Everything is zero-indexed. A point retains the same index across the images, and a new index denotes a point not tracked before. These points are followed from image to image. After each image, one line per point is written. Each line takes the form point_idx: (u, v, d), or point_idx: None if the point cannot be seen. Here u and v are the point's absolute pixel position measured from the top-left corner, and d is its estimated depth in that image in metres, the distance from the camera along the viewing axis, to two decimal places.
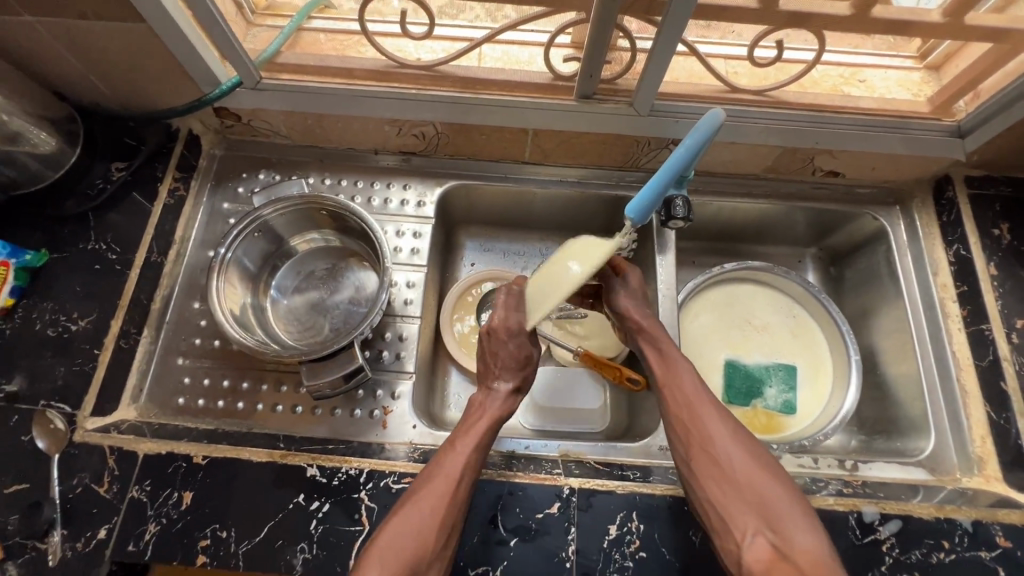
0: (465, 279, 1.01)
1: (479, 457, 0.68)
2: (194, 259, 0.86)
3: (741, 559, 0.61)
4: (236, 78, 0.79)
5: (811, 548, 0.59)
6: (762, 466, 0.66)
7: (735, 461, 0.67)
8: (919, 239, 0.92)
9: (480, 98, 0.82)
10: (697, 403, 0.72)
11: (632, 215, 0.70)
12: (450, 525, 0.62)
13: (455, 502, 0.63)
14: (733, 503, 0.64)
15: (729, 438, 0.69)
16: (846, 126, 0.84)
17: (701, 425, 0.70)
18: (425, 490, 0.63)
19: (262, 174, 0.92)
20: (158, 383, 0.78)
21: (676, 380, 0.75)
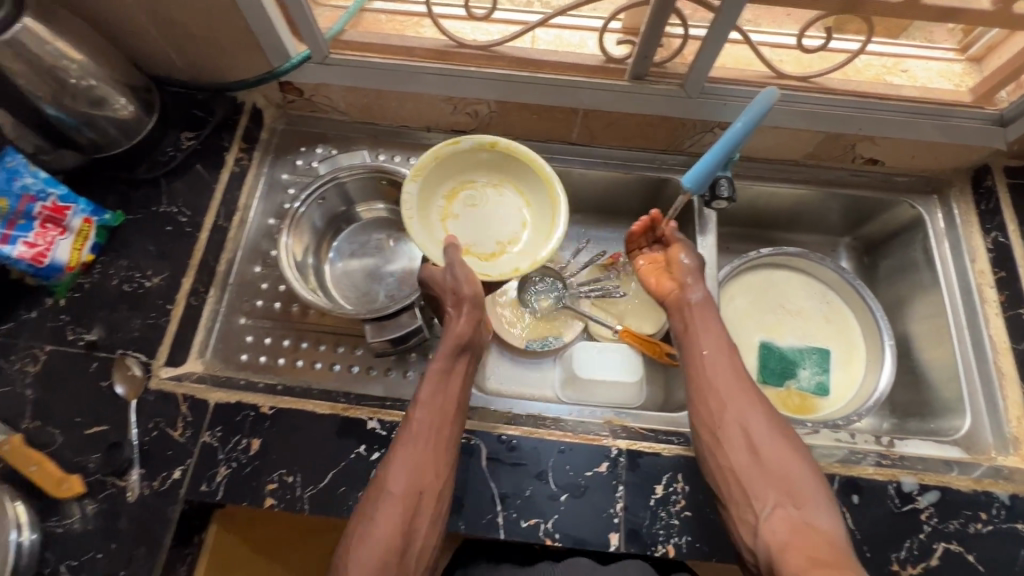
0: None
1: (437, 427, 0.68)
2: (256, 226, 0.90)
3: (758, 529, 0.64)
4: (306, 52, 0.84)
5: (829, 530, 0.62)
6: (786, 443, 0.68)
7: (764, 441, 0.68)
8: (957, 227, 0.94)
9: (535, 78, 0.85)
10: (730, 379, 0.73)
11: (689, 183, 0.76)
12: (421, 497, 0.64)
13: (427, 474, 0.65)
14: (753, 477, 0.66)
15: (761, 416, 0.70)
16: (888, 113, 0.86)
17: (727, 402, 0.71)
18: (398, 467, 0.65)
19: (319, 148, 0.96)
20: (222, 341, 0.82)
21: (713, 358, 0.76)
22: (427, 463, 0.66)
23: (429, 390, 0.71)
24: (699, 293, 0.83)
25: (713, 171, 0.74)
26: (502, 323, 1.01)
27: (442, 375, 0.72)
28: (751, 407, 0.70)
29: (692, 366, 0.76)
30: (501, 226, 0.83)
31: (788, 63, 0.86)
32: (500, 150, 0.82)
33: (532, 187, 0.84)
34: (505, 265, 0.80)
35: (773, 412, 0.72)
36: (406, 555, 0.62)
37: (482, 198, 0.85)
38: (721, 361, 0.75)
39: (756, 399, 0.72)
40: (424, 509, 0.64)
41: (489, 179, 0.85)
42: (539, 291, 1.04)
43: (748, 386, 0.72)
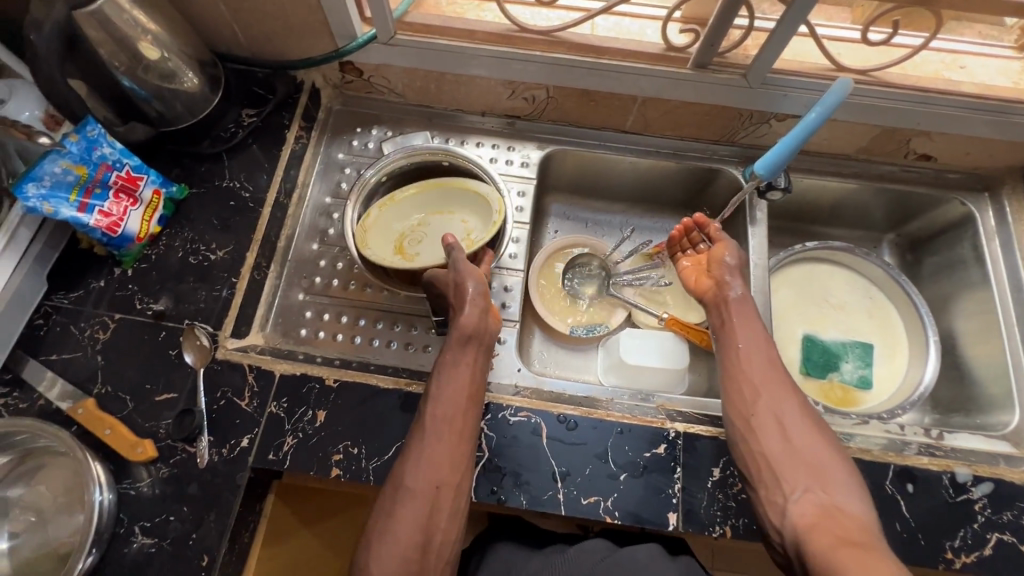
0: (554, 242, 1.05)
1: (449, 423, 0.68)
2: (314, 204, 0.91)
3: (788, 512, 0.65)
4: (372, 33, 0.84)
5: (860, 515, 0.62)
6: (815, 430, 0.70)
7: (796, 431, 0.70)
8: (1008, 225, 0.94)
9: (596, 64, 0.85)
10: (762, 370, 0.75)
11: (761, 170, 0.80)
12: (440, 492, 0.65)
13: (444, 470, 0.66)
14: (785, 459, 0.68)
15: (793, 405, 0.72)
16: (950, 108, 0.85)
17: (760, 391, 0.73)
18: (413, 464, 0.66)
19: (374, 129, 0.97)
20: (281, 316, 0.83)
21: (748, 350, 0.77)
22: (441, 460, 0.66)
23: (442, 388, 0.70)
24: (738, 288, 0.83)
25: (783, 161, 0.76)
26: (548, 311, 1.02)
27: (451, 368, 0.72)
28: (785, 398, 0.72)
29: (729, 355, 0.78)
30: (453, 232, 0.85)
31: (847, 56, 0.86)
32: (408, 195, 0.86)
33: (446, 197, 0.87)
34: (482, 240, 0.81)
35: (806, 403, 0.74)
36: (426, 552, 0.63)
37: (419, 231, 0.86)
38: (755, 350, 0.77)
39: (792, 390, 0.74)
40: (443, 504, 0.65)
41: (411, 219, 0.87)
42: (584, 279, 1.06)
43: (782, 376, 0.74)
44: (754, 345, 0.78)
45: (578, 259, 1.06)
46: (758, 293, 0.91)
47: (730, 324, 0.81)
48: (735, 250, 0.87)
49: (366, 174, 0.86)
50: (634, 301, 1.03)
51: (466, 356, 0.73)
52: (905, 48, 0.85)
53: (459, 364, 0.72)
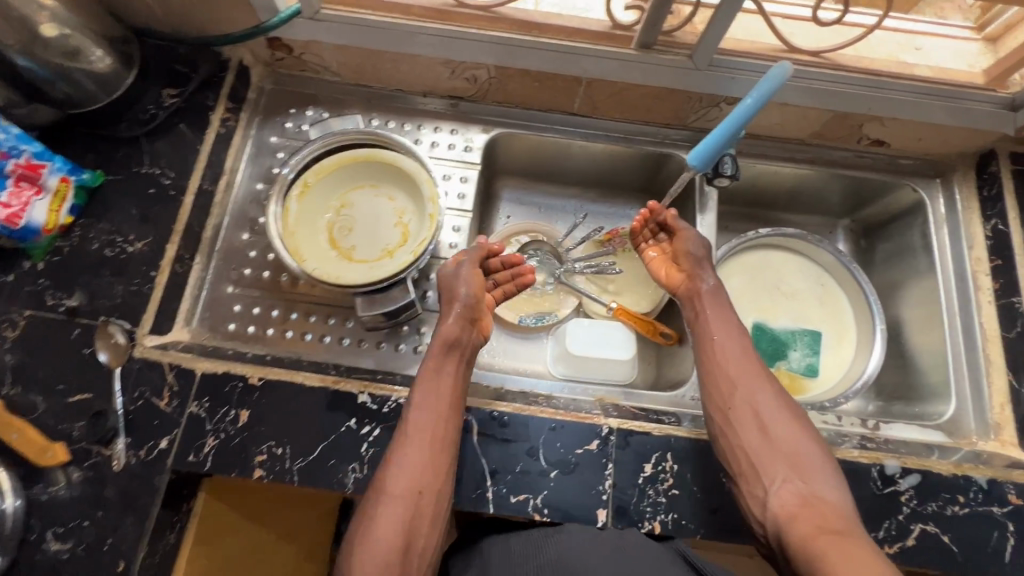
0: (505, 227, 1.04)
1: (423, 422, 0.67)
2: (244, 191, 0.87)
3: (769, 504, 0.65)
4: (295, 7, 0.79)
5: (837, 501, 0.63)
6: (792, 418, 0.70)
7: (773, 420, 0.70)
8: (957, 213, 0.92)
9: (538, 44, 0.81)
10: (737, 362, 0.75)
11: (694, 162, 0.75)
12: (422, 495, 0.64)
13: (427, 475, 0.65)
14: (763, 451, 0.68)
15: (770, 396, 0.72)
16: (901, 93, 0.83)
17: (738, 384, 0.73)
18: (403, 465, 0.65)
19: (309, 110, 0.92)
20: (209, 309, 0.80)
21: (723, 340, 0.77)
22: (426, 462, 0.65)
23: (423, 393, 0.69)
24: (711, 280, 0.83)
25: (715, 151, 0.72)
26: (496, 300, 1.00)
27: (434, 375, 0.71)
28: (760, 386, 0.72)
29: (703, 347, 0.78)
30: (384, 217, 0.79)
31: (800, 36, 0.83)
32: (317, 179, 0.78)
33: (369, 173, 0.80)
34: (419, 229, 0.77)
35: (782, 390, 0.74)
36: (409, 553, 0.61)
37: (344, 215, 0.78)
38: (731, 341, 0.77)
39: (765, 379, 0.73)
40: (426, 508, 0.64)
41: (331, 202, 0.79)
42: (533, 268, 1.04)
43: (757, 364, 0.74)
44: (730, 336, 0.77)
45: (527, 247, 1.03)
46: None
47: (707, 318, 0.80)
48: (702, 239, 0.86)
49: (282, 171, 0.77)
50: (584, 288, 1.01)
51: (447, 365, 0.72)
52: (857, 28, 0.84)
53: (439, 372, 0.71)
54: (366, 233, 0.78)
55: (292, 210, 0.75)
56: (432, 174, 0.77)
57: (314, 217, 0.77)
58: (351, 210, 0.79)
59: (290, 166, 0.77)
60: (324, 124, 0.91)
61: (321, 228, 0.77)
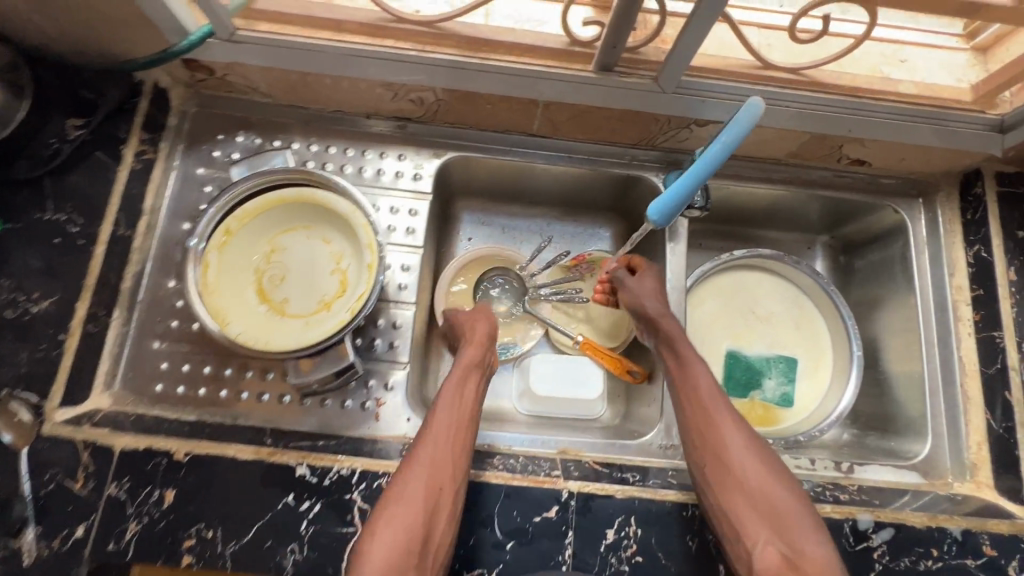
0: (469, 251, 0.95)
1: (451, 421, 0.68)
2: (166, 232, 0.78)
3: (752, 567, 0.60)
4: (207, 26, 0.69)
5: (821, 558, 0.59)
6: (771, 469, 0.66)
7: (750, 471, 0.65)
8: (939, 237, 0.87)
9: (488, 64, 0.72)
10: (717, 409, 0.70)
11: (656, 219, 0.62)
12: (441, 493, 0.63)
13: (448, 470, 0.64)
14: (744, 508, 0.63)
15: (748, 445, 0.67)
16: (884, 115, 0.77)
17: (718, 434, 0.68)
18: (426, 460, 0.64)
19: (239, 136, 0.83)
20: (133, 369, 0.73)
21: (693, 385, 0.72)
22: (447, 459, 0.65)
23: (449, 394, 0.71)
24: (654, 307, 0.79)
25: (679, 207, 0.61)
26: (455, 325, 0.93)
27: (457, 385, 0.72)
28: (732, 434, 0.67)
29: (680, 393, 0.73)
30: (319, 263, 0.72)
31: (777, 49, 0.75)
32: (239, 225, 0.69)
33: (300, 214, 0.72)
34: (357, 278, 0.69)
35: (755, 435, 0.69)
36: (426, 547, 0.59)
37: (274, 263, 0.71)
38: (709, 386, 0.72)
39: (740, 424, 0.68)
40: (443, 505, 0.62)
41: (259, 249, 0.70)
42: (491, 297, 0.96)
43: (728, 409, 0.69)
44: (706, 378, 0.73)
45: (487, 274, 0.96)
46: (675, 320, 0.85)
47: (683, 362, 0.75)
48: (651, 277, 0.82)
49: (190, 244, 0.66)
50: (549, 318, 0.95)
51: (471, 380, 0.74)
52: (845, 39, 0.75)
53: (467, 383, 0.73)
54: (302, 284, 0.71)
55: (212, 262, 0.66)
56: (369, 216, 0.69)
57: (241, 268, 0.69)
58: (282, 258, 0.71)
59: (201, 231, 0.67)
60: (249, 162, 0.80)
61: (250, 280, 0.69)
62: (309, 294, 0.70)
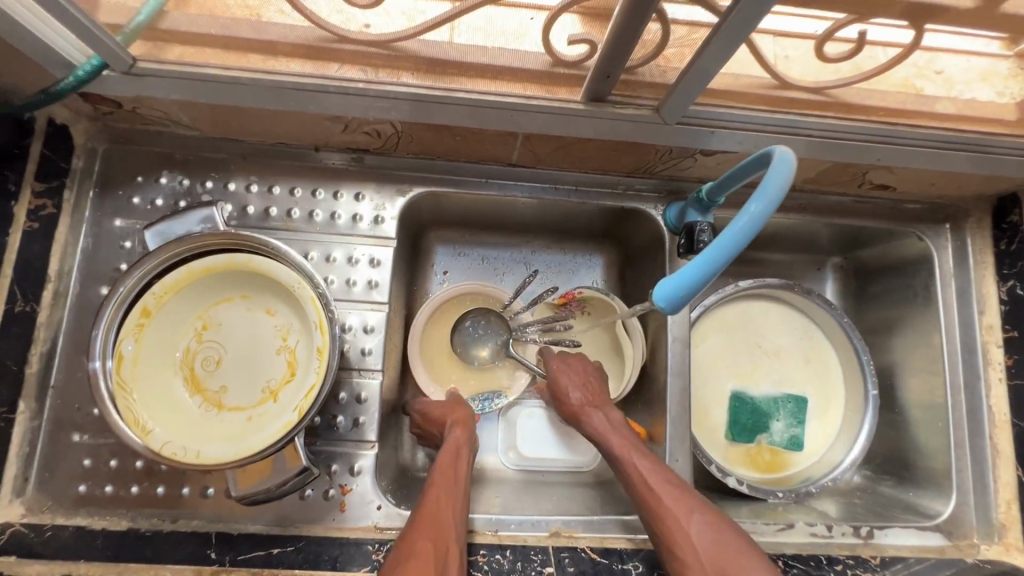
0: (444, 292, 0.81)
1: (449, 482, 0.64)
2: (81, 300, 0.66)
3: None
4: (98, 59, 0.55)
5: None
6: (734, 553, 0.58)
7: (708, 557, 0.58)
8: (967, 268, 0.79)
9: (455, 94, 0.60)
10: (666, 497, 0.63)
11: (666, 303, 0.50)
12: (449, 551, 0.57)
13: (451, 529, 0.59)
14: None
15: (706, 530, 0.60)
16: (916, 142, 0.66)
17: (671, 530, 0.61)
18: (431, 515, 0.60)
19: (163, 177, 0.70)
20: (50, 469, 0.63)
21: (632, 475, 0.66)
22: (449, 519, 0.60)
23: (446, 457, 0.67)
24: (578, 399, 0.74)
25: (698, 291, 0.49)
26: (427, 371, 0.80)
27: (452, 452, 0.68)
28: (679, 518, 0.61)
29: (630, 483, 0.66)
30: (261, 339, 0.60)
31: (795, 65, 0.57)
32: (159, 303, 0.57)
33: (236, 282, 0.60)
34: (307, 363, 0.58)
35: (706, 506, 0.62)
36: None
37: (207, 343, 0.59)
38: (650, 468, 0.66)
39: (687, 503, 0.62)
40: (452, 564, 0.56)
41: (187, 327, 0.59)
42: (471, 339, 0.82)
43: (670, 489, 0.63)
44: (652, 465, 0.66)
45: (466, 313, 0.82)
46: (675, 373, 0.76)
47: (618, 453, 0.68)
48: (572, 358, 0.78)
49: (93, 366, 0.53)
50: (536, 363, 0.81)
51: (460, 443, 0.69)
52: (890, 48, 0.56)
53: (460, 445, 0.69)
54: (242, 367, 0.59)
55: (130, 351, 0.55)
56: (318, 287, 0.58)
57: (167, 352, 0.57)
58: (216, 336, 0.60)
59: (114, 311, 0.55)
60: (162, 228, 0.61)
61: (179, 365, 0.58)
62: (251, 379, 0.59)
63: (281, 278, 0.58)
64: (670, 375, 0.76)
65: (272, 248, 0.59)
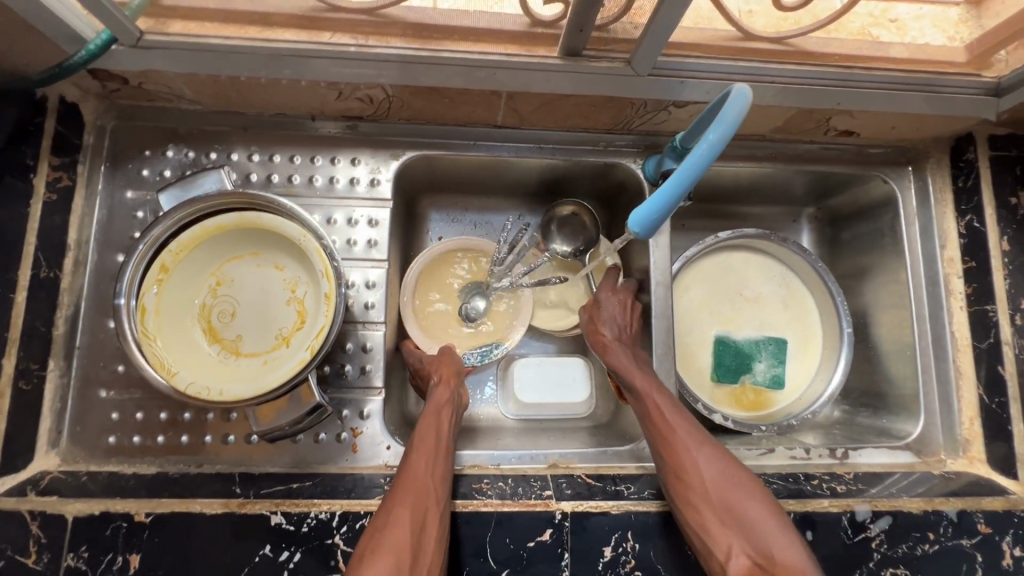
0: (440, 245, 0.84)
1: (429, 443, 0.65)
2: (99, 267, 0.71)
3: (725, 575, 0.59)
4: (107, 32, 0.59)
5: (790, 558, 0.57)
6: (738, 482, 0.64)
7: (709, 476, 0.64)
8: (929, 206, 0.84)
9: (442, 55, 0.64)
10: (678, 428, 0.68)
11: (635, 229, 0.57)
12: (427, 513, 0.58)
13: (430, 493, 0.60)
14: (712, 520, 0.61)
15: (713, 459, 0.66)
16: (873, 84, 0.71)
17: (677, 451, 0.67)
18: (412, 481, 0.60)
19: (169, 150, 0.75)
20: (81, 423, 0.68)
21: (653, 402, 0.71)
22: (428, 484, 0.61)
23: (427, 424, 0.68)
24: (612, 331, 0.79)
25: (666, 214, 0.56)
26: (420, 326, 0.83)
27: (434, 416, 0.69)
28: (693, 446, 0.66)
29: (647, 416, 0.71)
30: (271, 292, 0.65)
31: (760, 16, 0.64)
32: (176, 260, 0.61)
33: (245, 238, 0.65)
34: (316, 310, 0.63)
35: (715, 444, 0.68)
36: (417, 564, 0.54)
37: (222, 297, 0.64)
38: (667, 403, 0.71)
39: (700, 438, 0.68)
40: (431, 525, 0.58)
41: (202, 282, 0.63)
42: (567, 236, 0.88)
43: (688, 424, 0.69)
44: (671, 404, 0.71)
45: (585, 218, 0.87)
46: (660, 316, 0.81)
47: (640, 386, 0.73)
48: (625, 297, 0.82)
49: (119, 303, 0.59)
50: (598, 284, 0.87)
51: (444, 413, 0.69)
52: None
53: (442, 409, 0.70)
54: (256, 317, 0.64)
55: (152, 302, 0.59)
56: (322, 240, 0.62)
57: (186, 304, 0.62)
58: (231, 290, 0.64)
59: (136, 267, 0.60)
60: (177, 191, 0.71)
61: (197, 316, 0.63)
62: (265, 329, 0.64)
63: (290, 235, 0.63)
64: (655, 318, 0.81)
65: (281, 207, 0.64)
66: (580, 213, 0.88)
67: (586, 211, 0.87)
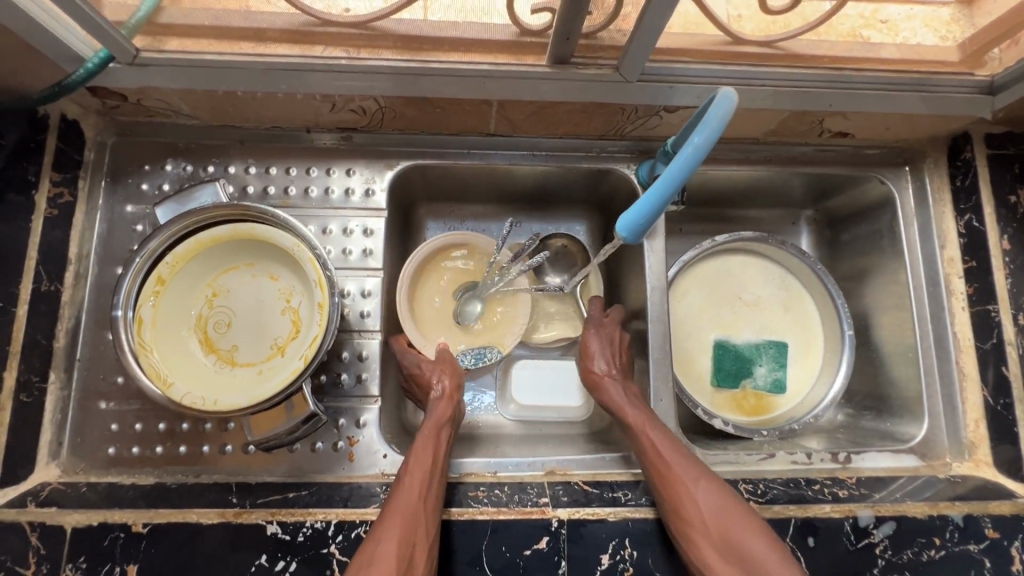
0: (441, 236, 0.83)
1: (422, 473, 0.63)
2: (99, 280, 0.72)
3: None
4: (105, 51, 0.60)
5: None
6: (738, 516, 0.61)
7: (707, 512, 0.62)
8: (927, 206, 0.84)
9: (431, 66, 0.65)
10: (672, 461, 0.66)
11: (623, 232, 0.58)
12: (415, 553, 0.56)
13: (420, 530, 0.58)
14: (710, 557, 0.60)
15: (709, 494, 0.63)
16: (864, 85, 0.70)
17: (672, 486, 0.64)
18: (398, 512, 0.59)
19: (168, 164, 0.76)
20: (81, 435, 0.69)
21: (647, 437, 0.69)
22: (420, 517, 0.59)
23: (421, 447, 0.66)
24: (602, 364, 0.78)
25: (653, 218, 0.56)
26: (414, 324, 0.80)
27: (433, 433, 0.68)
28: (688, 483, 0.64)
29: (642, 450, 0.69)
30: (266, 302, 0.66)
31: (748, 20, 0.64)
32: (172, 273, 0.62)
33: (241, 250, 0.65)
34: (311, 319, 0.64)
35: (714, 477, 0.65)
36: None
37: (218, 308, 0.65)
38: (662, 437, 0.69)
39: (697, 472, 0.65)
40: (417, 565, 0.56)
41: (198, 293, 0.64)
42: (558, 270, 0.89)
43: (684, 457, 0.66)
44: (667, 436, 0.69)
45: (570, 248, 0.90)
46: (657, 321, 0.80)
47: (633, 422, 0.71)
48: (614, 329, 0.81)
49: (117, 315, 0.60)
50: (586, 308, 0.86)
51: (438, 442, 0.67)
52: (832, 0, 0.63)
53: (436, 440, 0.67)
54: (252, 327, 0.65)
55: (149, 313, 0.60)
56: (315, 250, 0.63)
57: (183, 315, 0.63)
58: (226, 301, 0.65)
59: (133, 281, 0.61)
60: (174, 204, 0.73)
61: (193, 326, 0.64)
62: (261, 339, 0.65)
63: (283, 245, 0.64)
64: (653, 322, 0.80)
65: (275, 218, 0.65)
66: (569, 247, 0.90)
67: (575, 247, 0.90)
